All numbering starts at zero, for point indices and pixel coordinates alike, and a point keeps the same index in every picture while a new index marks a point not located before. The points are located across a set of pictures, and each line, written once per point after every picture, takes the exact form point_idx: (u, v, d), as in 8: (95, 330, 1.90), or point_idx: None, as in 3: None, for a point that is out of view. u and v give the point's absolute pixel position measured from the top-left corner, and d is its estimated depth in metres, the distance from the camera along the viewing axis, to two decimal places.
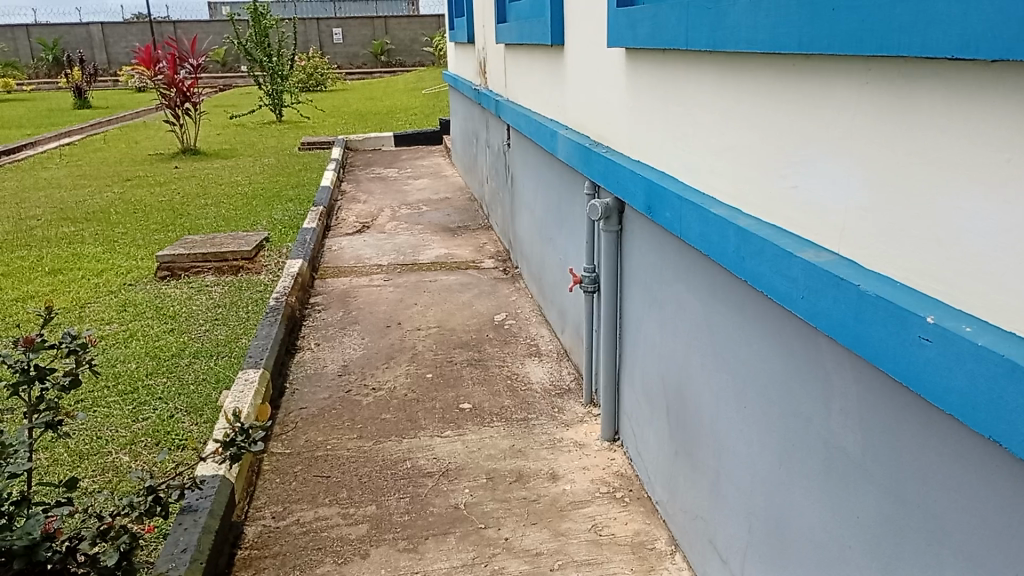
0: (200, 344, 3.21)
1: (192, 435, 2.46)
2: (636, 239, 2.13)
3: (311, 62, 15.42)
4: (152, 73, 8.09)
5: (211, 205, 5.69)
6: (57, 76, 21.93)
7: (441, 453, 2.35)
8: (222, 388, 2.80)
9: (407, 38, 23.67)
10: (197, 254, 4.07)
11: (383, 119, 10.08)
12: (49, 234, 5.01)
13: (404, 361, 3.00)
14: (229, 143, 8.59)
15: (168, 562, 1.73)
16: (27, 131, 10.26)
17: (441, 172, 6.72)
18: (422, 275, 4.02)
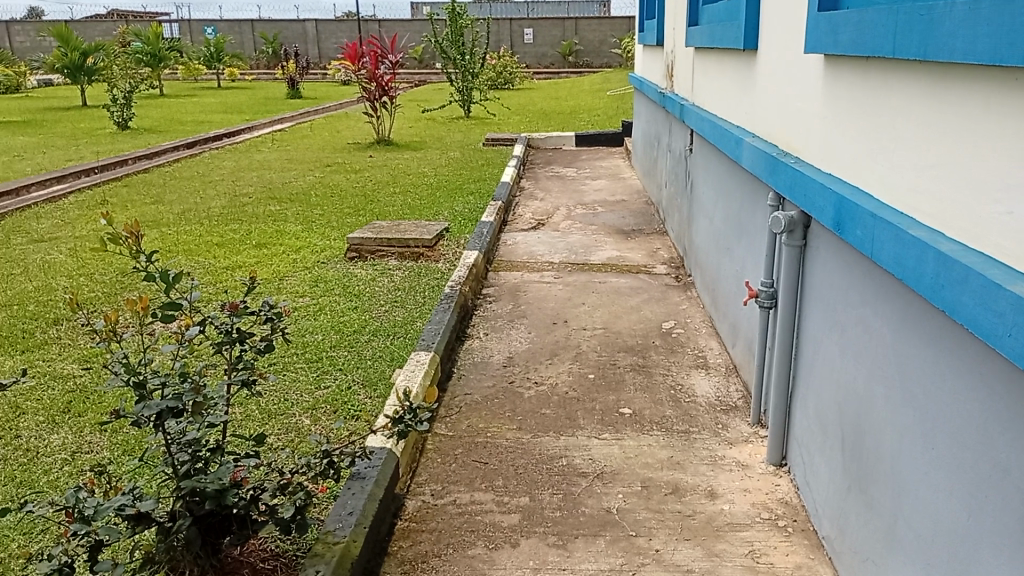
0: (379, 323, 3.41)
1: (366, 407, 2.63)
2: (821, 256, 2.01)
3: (502, 62, 15.85)
4: (356, 68, 8.67)
5: (398, 193, 6.01)
6: (274, 66, 24.01)
7: (598, 454, 2.34)
8: (395, 366, 2.96)
9: (595, 40, 23.86)
10: (383, 239, 4.33)
11: (567, 118, 10.20)
12: (257, 211, 5.50)
13: (568, 359, 3.02)
14: (420, 136, 9.04)
15: (336, 522, 1.85)
16: (247, 117, 11.34)
17: (619, 174, 6.69)
18: (592, 275, 4.02)
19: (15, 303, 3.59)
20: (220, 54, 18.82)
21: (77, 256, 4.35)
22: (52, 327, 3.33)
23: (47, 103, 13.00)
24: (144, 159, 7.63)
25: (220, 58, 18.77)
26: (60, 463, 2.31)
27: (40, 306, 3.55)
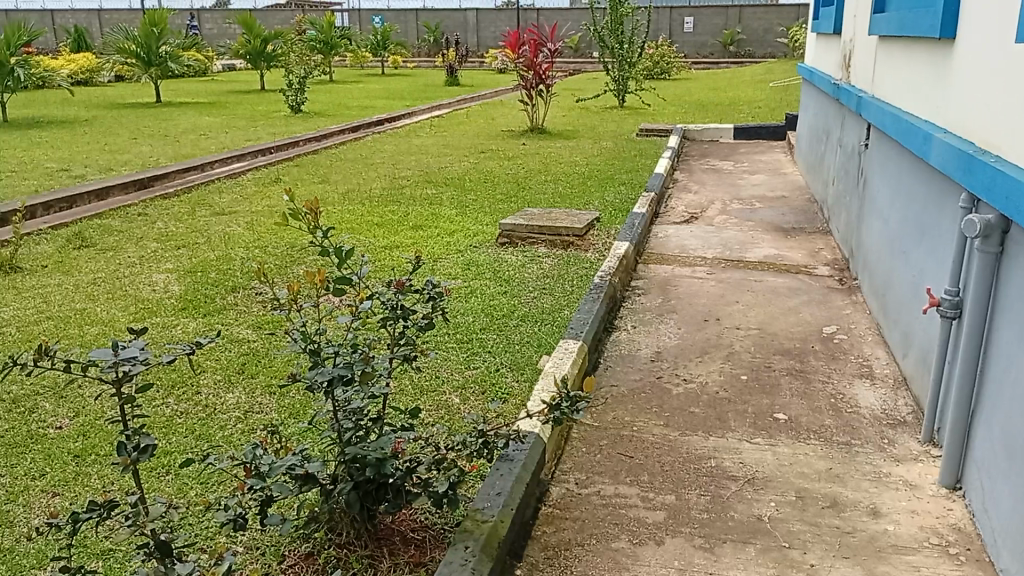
0: (528, 309, 3.44)
1: (513, 391, 2.67)
2: (1021, 264, 1.82)
3: (659, 51, 15.53)
4: (515, 56, 8.78)
5: (550, 181, 6.04)
6: (435, 54, 24.73)
7: (750, 459, 2.25)
8: (543, 352, 2.98)
9: (760, 28, 22.91)
10: (534, 226, 4.36)
11: (725, 110, 9.86)
12: (415, 194, 5.70)
13: (719, 358, 2.93)
14: (573, 125, 9.03)
15: (485, 501, 1.89)
16: (408, 103, 11.77)
17: (780, 168, 6.39)
18: (747, 273, 3.87)
19: (200, 270, 3.92)
20: (386, 42, 19.59)
21: (253, 230, 4.68)
22: (230, 294, 3.61)
23: (230, 86, 14.08)
24: (314, 140, 8.09)
25: (384, 45, 19.55)
26: (234, 420, 2.50)
27: (221, 275, 3.86)
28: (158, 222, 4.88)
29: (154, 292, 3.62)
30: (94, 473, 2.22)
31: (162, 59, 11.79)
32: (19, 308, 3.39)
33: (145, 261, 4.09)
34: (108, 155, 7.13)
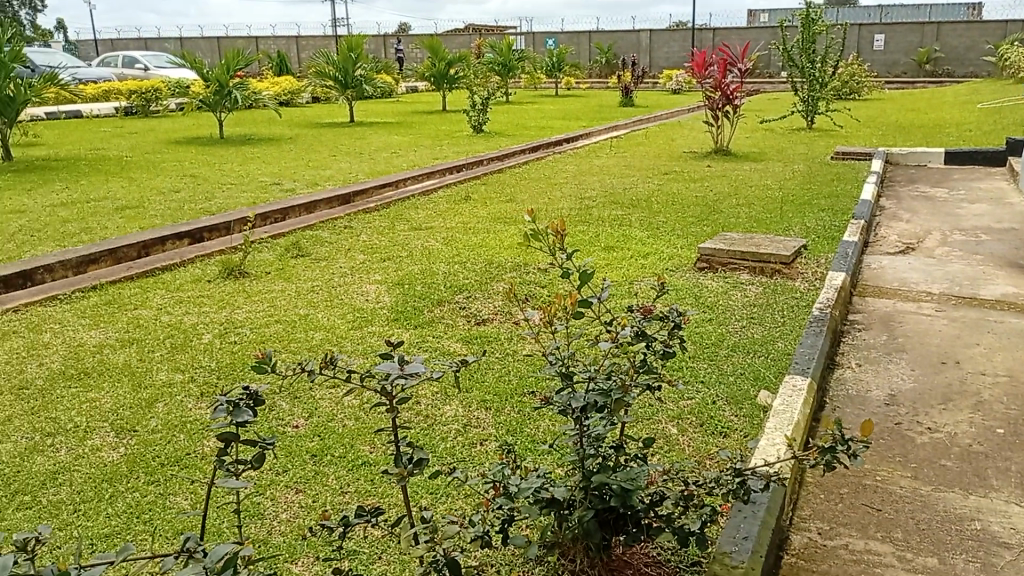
0: (737, 338, 3.28)
1: (734, 426, 2.53)
2: None
3: (849, 69, 14.71)
4: (702, 76, 8.59)
5: (743, 205, 5.81)
6: (606, 75, 24.83)
7: (1021, 525, 2.00)
8: (761, 387, 2.82)
9: (961, 45, 21.23)
10: (737, 251, 4.18)
11: (929, 133, 9.14)
12: (604, 214, 5.67)
13: (966, 407, 2.64)
14: (760, 147, 8.70)
15: (731, 544, 1.80)
16: (584, 124, 11.84)
17: (1004, 197, 5.80)
18: (984, 312, 3.51)
19: (407, 283, 4.07)
20: (561, 64, 19.83)
21: (452, 245, 4.82)
22: (436, 307, 3.72)
23: (414, 107, 14.80)
24: (497, 160, 8.28)
25: (560, 66, 19.78)
26: (454, 433, 2.54)
27: (426, 288, 3.98)
28: (363, 235, 5.15)
29: (368, 301, 3.80)
30: (331, 474, 2.31)
31: (356, 81, 12.59)
32: (251, 311, 3.66)
33: (356, 272, 4.31)
34: (313, 171, 7.66)
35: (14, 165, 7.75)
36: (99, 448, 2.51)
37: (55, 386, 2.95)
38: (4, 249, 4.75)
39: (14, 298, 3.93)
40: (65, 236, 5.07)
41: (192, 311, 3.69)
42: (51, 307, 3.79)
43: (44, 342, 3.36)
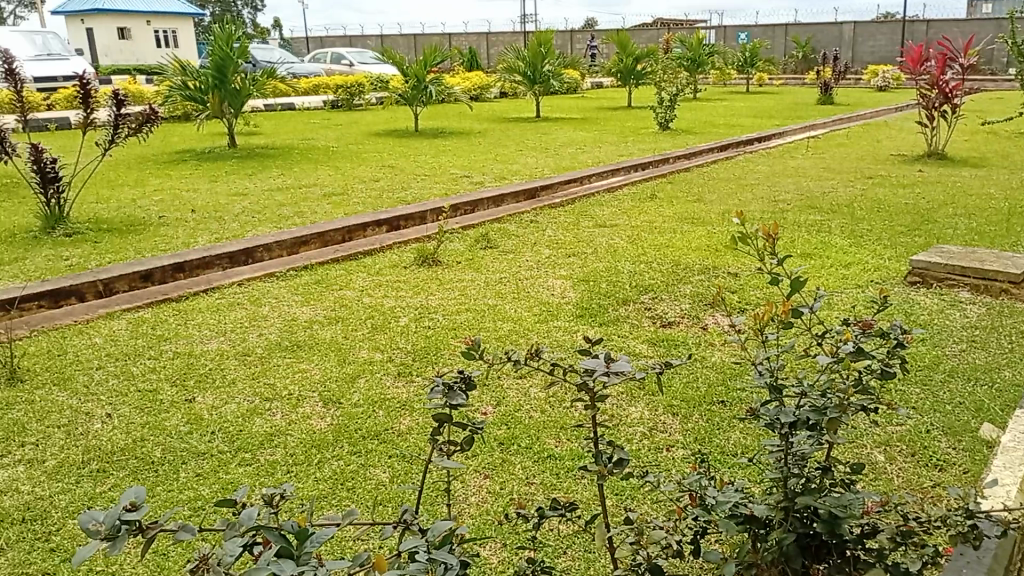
0: (955, 363, 2.98)
1: (951, 459, 2.31)
2: None
3: None
4: (917, 73, 7.90)
5: (961, 215, 5.28)
6: (802, 71, 23.52)
7: None
8: (984, 420, 2.55)
9: None
10: (955, 267, 3.80)
11: None
12: (800, 219, 5.37)
13: None
14: (981, 152, 7.87)
15: None
16: (778, 122, 11.28)
17: None
18: None
19: (592, 280, 4.07)
20: (754, 59, 19.01)
21: (638, 245, 4.77)
22: (621, 306, 3.69)
23: (600, 103, 14.79)
24: (684, 158, 8.08)
25: (752, 62, 18.95)
26: (640, 435, 2.50)
27: (612, 286, 3.96)
28: (548, 230, 5.22)
29: (554, 296, 3.84)
30: (518, 463, 2.36)
31: (544, 76, 12.77)
32: (444, 298, 3.82)
33: (542, 266, 4.37)
34: (500, 164, 7.85)
35: (239, 152, 8.58)
36: (309, 416, 2.73)
37: (272, 356, 3.24)
38: (229, 228, 5.27)
39: (238, 272, 4.35)
40: (280, 218, 5.54)
41: (389, 295, 3.91)
42: (268, 283, 4.16)
43: (263, 314, 3.70)
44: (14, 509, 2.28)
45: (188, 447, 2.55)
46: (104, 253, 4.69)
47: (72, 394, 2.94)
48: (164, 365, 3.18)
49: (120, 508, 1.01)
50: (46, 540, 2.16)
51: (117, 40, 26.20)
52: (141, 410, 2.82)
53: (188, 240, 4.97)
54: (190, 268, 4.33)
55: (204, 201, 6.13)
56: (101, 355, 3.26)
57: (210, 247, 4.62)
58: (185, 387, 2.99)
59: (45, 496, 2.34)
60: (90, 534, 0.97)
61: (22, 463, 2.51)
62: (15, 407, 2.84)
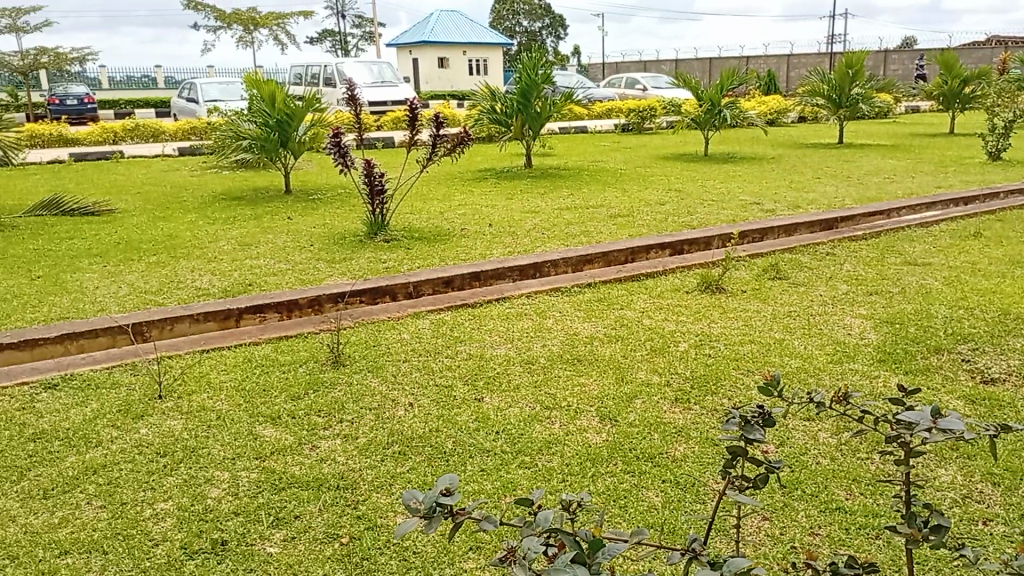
0: None
1: None
2: None
3: None
4: None
5: None
6: None
7: None
8: None
9: None
10: None
11: None
12: None
13: None
14: None
15: None
16: None
17: None
18: None
19: (897, 322, 3.70)
20: None
21: (954, 287, 4.24)
22: (932, 355, 3.29)
23: (915, 129, 13.42)
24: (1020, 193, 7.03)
25: None
26: (949, 502, 2.21)
27: (921, 331, 3.56)
28: (847, 264, 4.84)
29: (851, 335, 3.55)
30: (801, 509, 2.20)
31: (851, 101, 11.90)
32: (727, 327, 3.74)
33: (838, 302, 4.06)
34: (795, 192, 7.45)
35: (534, 171, 9.10)
36: (585, 429, 2.84)
37: (554, 367, 3.39)
38: (521, 243, 5.61)
39: (527, 285, 4.61)
40: (568, 236, 5.77)
41: (670, 319, 3.90)
42: (554, 297, 4.36)
43: (547, 326, 3.88)
44: (331, 476, 2.62)
45: (475, 443, 2.77)
46: (414, 258, 5.23)
47: (382, 380, 3.32)
48: (458, 364, 3.46)
49: (436, 491, 1.11)
50: (354, 507, 2.46)
51: (437, 69, 29.25)
52: (437, 403, 3.11)
53: (485, 252, 5.38)
54: (485, 277, 4.67)
55: (501, 216, 6.58)
56: (407, 349, 3.64)
57: (503, 259, 4.95)
58: (475, 387, 3.23)
59: (355, 468, 2.67)
60: (412, 510, 1.10)
61: (340, 436, 2.88)
62: (338, 386, 3.28)
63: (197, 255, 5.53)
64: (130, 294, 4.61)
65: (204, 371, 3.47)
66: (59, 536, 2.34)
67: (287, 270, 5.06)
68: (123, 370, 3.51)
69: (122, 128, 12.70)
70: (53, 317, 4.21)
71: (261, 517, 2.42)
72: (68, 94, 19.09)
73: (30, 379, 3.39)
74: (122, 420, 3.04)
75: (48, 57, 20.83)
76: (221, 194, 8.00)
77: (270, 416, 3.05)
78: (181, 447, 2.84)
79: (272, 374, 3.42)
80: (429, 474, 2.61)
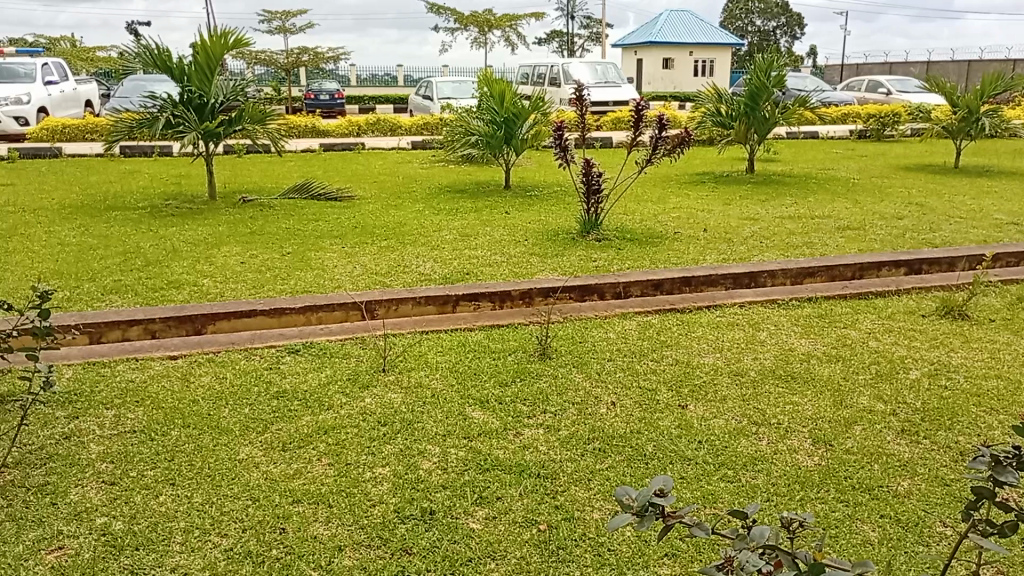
0: None
1: None
2: None
3: None
4: None
5: None
6: None
7: None
8: None
9: None
10: None
11: None
12: None
13: None
14: None
15: None
16: None
17: None
18: None
19: None
20: None
21: None
22: None
23: None
24: None
25: None
26: None
27: None
28: None
29: None
30: None
31: None
32: (969, 358, 3.41)
33: None
34: None
35: (756, 177, 8.73)
36: (796, 450, 2.71)
37: (765, 382, 3.26)
38: (737, 251, 5.42)
39: (741, 295, 4.45)
40: (789, 247, 5.49)
41: (902, 344, 3.60)
42: (770, 309, 4.17)
43: (760, 339, 3.73)
44: (533, 463, 2.71)
45: (676, 450, 2.74)
46: (625, 259, 5.24)
47: (587, 377, 3.37)
48: (663, 368, 3.43)
49: (650, 490, 1.30)
50: (553, 496, 2.53)
51: (661, 70, 28.96)
52: (640, 405, 3.10)
53: (698, 258, 5.26)
54: (696, 283, 4.57)
55: (717, 222, 6.39)
56: (613, 349, 3.66)
57: (717, 266, 4.81)
58: (679, 393, 3.19)
59: (556, 459, 2.74)
60: (626, 507, 1.29)
61: (543, 427, 2.97)
62: (543, 378, 3.37)
63: (422, 243, 5.92)
64: (363, 275, 5.04)
65: (422, 351, 3.72)
66: (293, 485, 2.63)
67: (502, 262, 5.27)
68: (353, 343, 3.85)
69: (365, 122, 13.88)
70: (298, 290, 4.72)
71: (466, 493, 2.56)
72: (323, 89, 21.18)
73: (277, 343, 3.82)
74: (350, 388, 3.34)
75: (309, 55, 23.26)
76: (446, 186, 8.50)
77: (479, 399, 3.21)
78: (399, 418, 3.07)
79: (484, 359, 3.59)
80: (628, 475, 2.62)
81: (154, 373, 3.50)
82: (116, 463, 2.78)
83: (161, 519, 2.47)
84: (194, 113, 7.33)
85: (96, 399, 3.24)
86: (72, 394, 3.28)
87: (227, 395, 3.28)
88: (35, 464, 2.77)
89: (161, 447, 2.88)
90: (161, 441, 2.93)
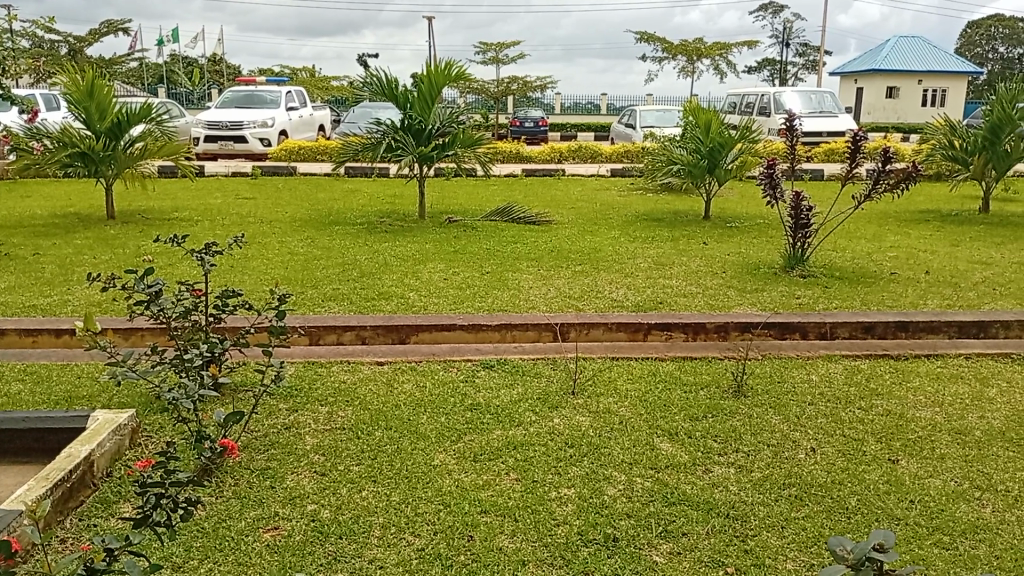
0: None
1: None
2: None
3: None
4: None
5: None
6: None
7: None
8: None
9: None
10: None
11: None
12: None
13: None
14: None
15: None
16: None
17: None
18: None
19: None
20: None
21: None
22: None
23: None
24: None
25: None
26: None
27: None
28: None
29: None
30: None
31: None
32: None
33: None
34: None
35: (990, 218, 7.88)
36: None
37: (993, 445, 2.94)
38: (966, 296, 4.93)
39: (968, 345, 4.04)
40: None
41: None
42: (1001, 364, 3.75)
43: (990, 397, 3.36)
44: (722, 503, 2.62)
45: (884, 507, 2.53)
46: (832, 298, 4.94)
47: (785, 419, 3.20)
48: (872, 419, 3.18)
49: (869, 544, 1.37)
50: (742, 540, 2.42)
51: (883, 99, 27.05)
52: (844, 454, 2.90)
53: (917, 301, 4.84)
54: (915, 329, 4.21)
55: (941, 265, 5.85)
56: (815, 392, 3.45)
57: (940, 312, 4.41)
58: (890, 446, 2.94)
59: (748, 501, 2.62)
60: (841, 558, 1.36)
61: (735, 466, 2.85)
62: (737, 416, 3.25)
63: (616, 269, 5.94)
64: (556, 297, 5.15)
65: (612, 377, 3.71)
66: (482, 496, 2.73)
67: (698, 293, 5.16)
68: (546, 363, 3.93)
69: (567, 148, 14.19)
70: (495, 308, 4.90)
71: (651, 525, 2.52)
72: (528, 117, 21.95)
73: (473, 358, 3.99)
74: (541, 407, 3.41)
75: (518, 84, 24.23)
76: (643, 214, 8.46)
77: (668, 431, 3.15)
78: (586, 442, 3.09)
79: (674, 391, 3.52)
80: (826, 528, 2.46)
81: (362, 376, 3.79)
82: (326, 456, 3.03)
83: (362, 512, 2.65)
84: (413, 138, 7.88)
85: (313, 395, 3.56)
86: (293, 390, 3.62)
87: (425, 403, 3.48)
88: (260, 449, 3.09)
89: (365, 446, 3.11)
90: (366, 440, 3.16)
